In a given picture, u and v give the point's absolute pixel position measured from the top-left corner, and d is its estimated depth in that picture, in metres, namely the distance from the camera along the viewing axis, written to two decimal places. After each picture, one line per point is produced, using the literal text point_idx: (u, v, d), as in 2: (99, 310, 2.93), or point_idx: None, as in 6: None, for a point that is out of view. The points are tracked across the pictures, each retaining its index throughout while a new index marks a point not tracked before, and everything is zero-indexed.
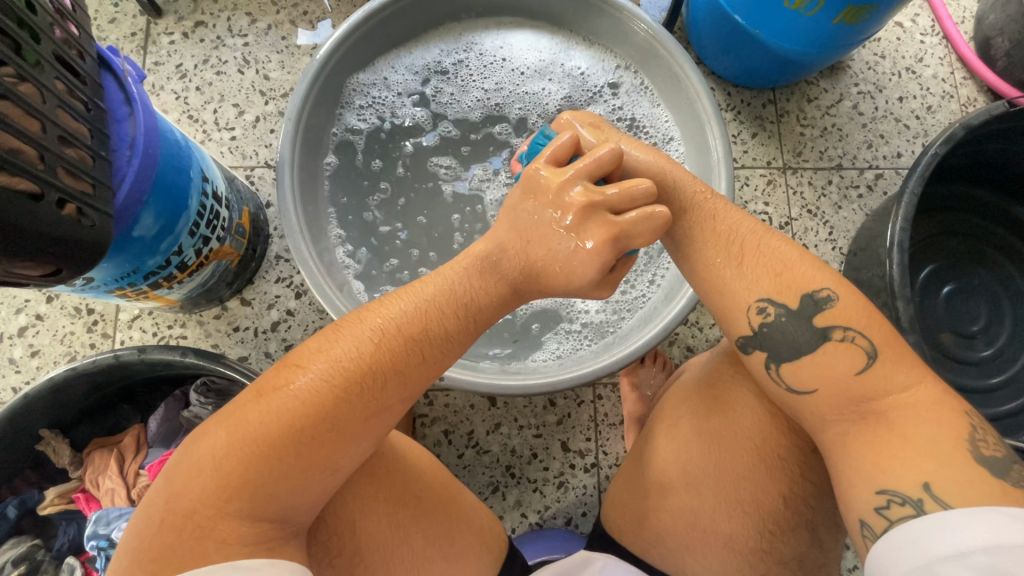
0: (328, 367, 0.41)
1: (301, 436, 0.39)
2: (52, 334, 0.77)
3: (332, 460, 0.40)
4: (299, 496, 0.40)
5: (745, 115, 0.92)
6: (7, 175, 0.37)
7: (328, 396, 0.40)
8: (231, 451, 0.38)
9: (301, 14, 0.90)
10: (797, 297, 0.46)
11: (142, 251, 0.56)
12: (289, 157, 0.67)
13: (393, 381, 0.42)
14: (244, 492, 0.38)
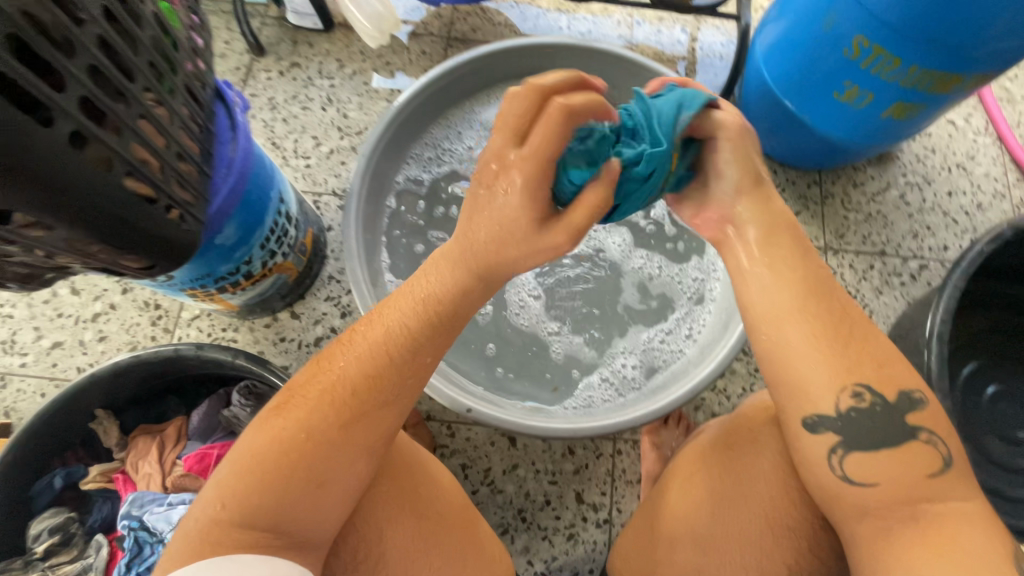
0: (312, 390, 0.45)
1: (293, 456, 0.42)
2: (121, 323, 0.85)
3: (327, 476, 0.43)
4: (291, 502, 0.42)
5: (790, 193, 0.94)
6: (137, 181, 0.43)
7: (304, 407, 0.44)
8: (229, 468, 0.43)
9: (384, 64, 1.00)
10: (893, 391, 0.46)
11: (218, 257, 0.62)
12: (357, 190, 0.74)
13: (363, 384, 0.45)
14: (237, 500, 0.41)
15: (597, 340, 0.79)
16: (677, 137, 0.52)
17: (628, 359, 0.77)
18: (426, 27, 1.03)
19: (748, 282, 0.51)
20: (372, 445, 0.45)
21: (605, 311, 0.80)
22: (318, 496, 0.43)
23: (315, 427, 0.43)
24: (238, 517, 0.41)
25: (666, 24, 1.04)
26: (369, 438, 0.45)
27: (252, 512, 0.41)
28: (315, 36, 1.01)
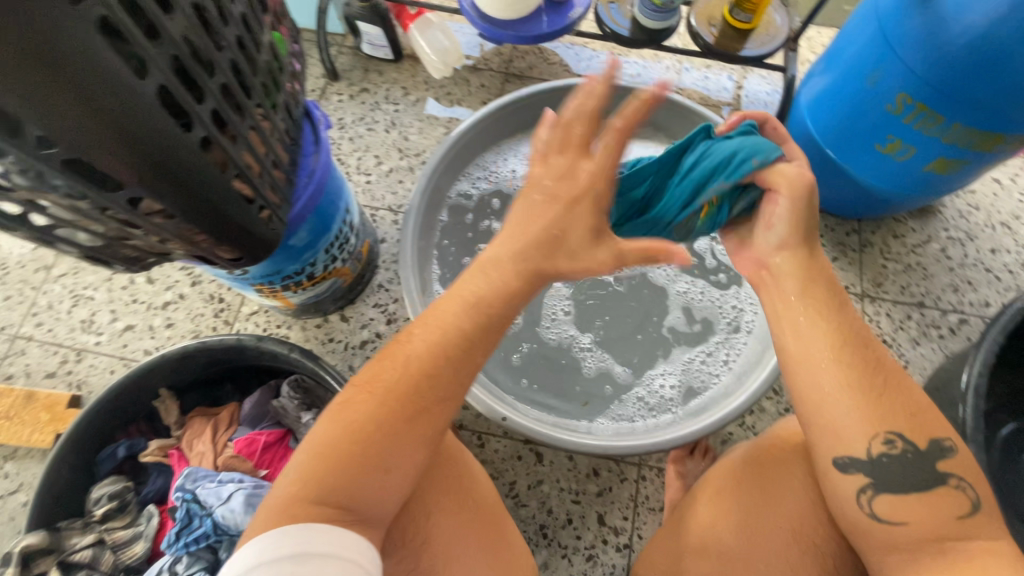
0: (377, 381, 0.49)
1: (362, 441, 0.46)
2: (187, 313, 0.92)
3: (390, 461, 0.47)
4: (361, 485, 0.45)
5: (828, 239, 0.96)
6: (242, 182, 0.49)
7: (372, 397, 0.48)
8: (307, 453, 0.46)
9: (445, 94, 1.08)
10: (925, 438, 0.47)
11: (289, 256, 0.69)
12: (415, 205, 0.80)
13: (423, 377, 0.49)
14: (314, 480, 0.45)
15: (629, 361, 0.81)
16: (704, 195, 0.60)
17: (660, 385, 0.79)
18: (487, 62, 1.11)
19: (784, 325, 0.52)
20: (430, 435, 0.49)
21: (640, 337, 0.82)
22: (382, 480, 0.46)
23: (380, 415, 0.47)
24: (311, 495, 0.44)
25: (713, 72, 1.09)
26: (429, 428, 0.49)
27: (325, 491, 0.44)
28: (385, 65, 1.10)
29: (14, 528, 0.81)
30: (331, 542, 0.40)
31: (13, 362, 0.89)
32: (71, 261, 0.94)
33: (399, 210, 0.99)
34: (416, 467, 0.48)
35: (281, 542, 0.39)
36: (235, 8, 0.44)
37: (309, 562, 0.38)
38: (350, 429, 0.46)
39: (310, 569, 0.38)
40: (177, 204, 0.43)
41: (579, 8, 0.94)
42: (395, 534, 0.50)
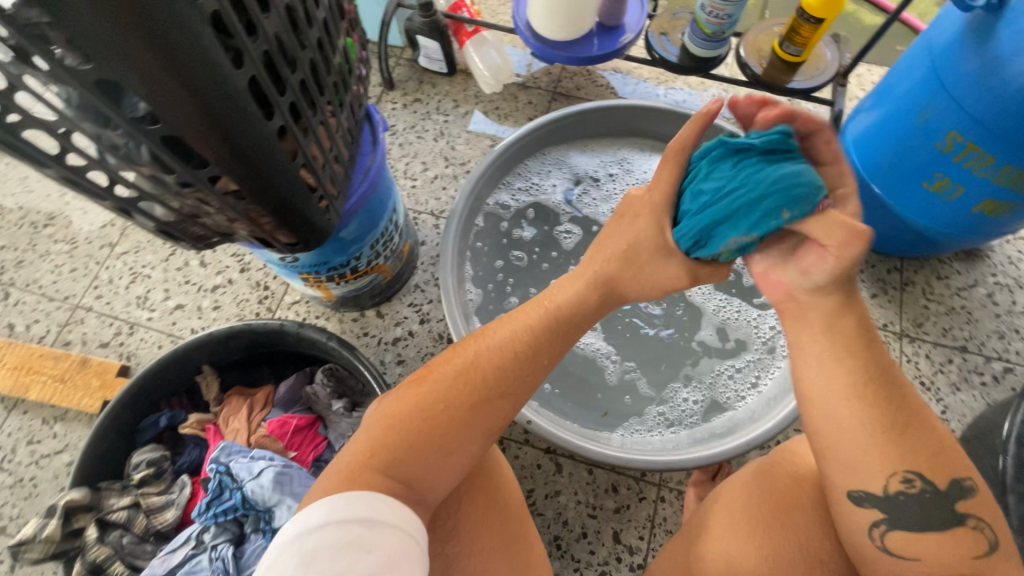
0: (449, 371, 0.53)
1: (427, 425, 0.50)
2: (234, 297, 0.96)
3: (448, 448, 0.50)
4: (424, 467, 0.49)
5: (868, 275, 0.95)
6: (308, 173, 0.53)
7: (446, 389, 0.51)
8: (379, 427, 0.50)
9: (494, 109, 1.12)
10: (947, 479, 0.46)
11: (337, 248, 0.72)
12: (459, 209, 0.83)
13: (495, 379, 0.53)
14: (384, 454, 0.49)
15: (655, 377, 0.81)
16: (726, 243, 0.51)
17: (684, 403, 0.79)
18: (536, 81, 1.14)
19: (809, 355, 0.49)
20: (488, 432, 0.52)
21: (668, 356, 0.83)
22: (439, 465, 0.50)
23: (447, 404, 0.51)
24: (376, 466, 0.48)
25: None
26: (492, 428, 0.52)
27: (387, 465, 0.48)
28: (438, 78, 1.15)
29: (56, 486, 0.85)
30: (393, 512, 0.44)
31: (71, 331, 0.95)
32: (133, 241, 1.01)
33: (441, 215, 1.03)
34: (470, 459, 0.52)
35: (349, 507, 0.43)
36: (319, 13, 0.49)
37: (375, 529, 0.42)
38: (418, 412, 0.50)
39: (376, 534, 0.42)
40: (251, 186, 0.46)
41: (630, 33, 0.97)
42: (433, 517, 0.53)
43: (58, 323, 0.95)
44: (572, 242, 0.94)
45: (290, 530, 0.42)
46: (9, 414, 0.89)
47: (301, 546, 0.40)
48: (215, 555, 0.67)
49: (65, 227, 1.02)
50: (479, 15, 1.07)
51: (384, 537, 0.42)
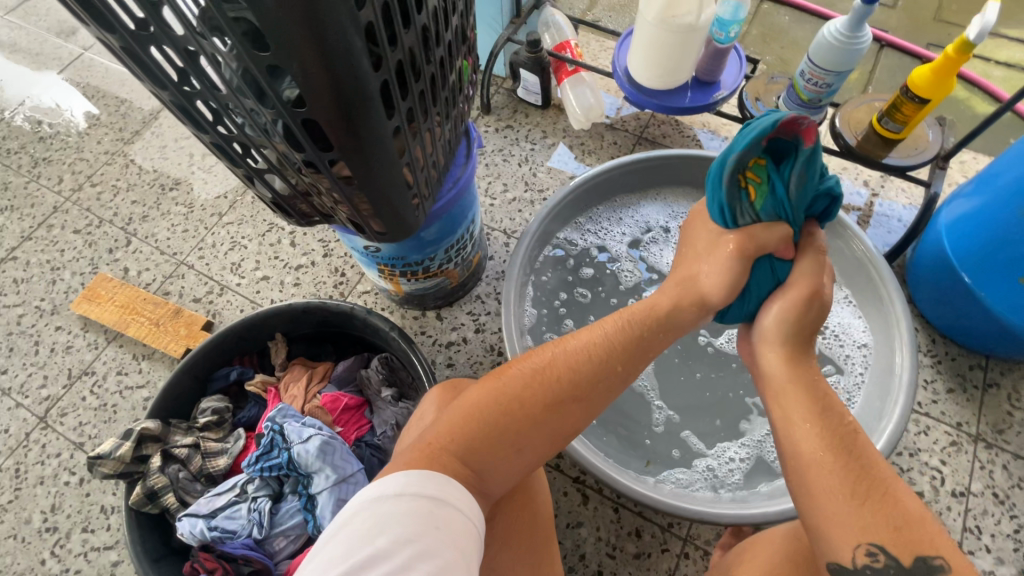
0: (530, 370, 0.55)
1: (507, 420, 0.53)
2: (313, 278, 1.05)
3: (521, 443, 0.53)
4: (492, 460, 0.52)
5: (945, 367, 0.89)
6: (410, 173, 0.59)
7: (521, 387, 0.54)
8: (456, 416, 0.53)
9: (579, 144, 1.18)
10: (909, 555, 0.43)
11: (416, 246, 0.78)
12: (533, 230, 0.87)
13: (568, 382, 0.55)
14: (460, 442, 0.52)
15: (702, 428, 0.80)
16: (743, 211, 0.60)
17: (732, 463, 0.77)
18: (624, 123, 1.19)
19: (776, 408, 0.53)
20: (555, 436, 0.55)
21: (718, 411, 0.81)
22: (511, 459, 0.53)
23: (526, 403, 0.54)
24: (459, 453, 0.51)
25: (848, 174, 1.08)
26: (558, 429, 0.55)
27: (465, 452, 0.51)
28: (532, 109, 1.22)
29: (132, 417, 0.95)
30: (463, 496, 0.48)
31: (172, 283, 1.06)
32: (238, 214, 1.12)
33: (512, 234, 1.07)
34: (534, 458, 0.55)
35: (423, 483, 0.46)
36: (446, 35, 0.55)
37: (445, 509, 0.45)
38: (499, 406, 0.53)
39: (445, 514, 0.45)
40: (361, 173, 0.52)
41: (725, 90, 1.00)
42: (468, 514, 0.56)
43: (163, 274, 1.07)
44: (628, 285, 0.96)
45: (365, 494, 0.45)
46: (108, 344, 1.01)
47: (376, 509, 0.44)
48: (254, 506, 0.72)
49: (186, 193, 1.16)
50: (581, 56, 1.13)
51: (452, 518, 0.45)
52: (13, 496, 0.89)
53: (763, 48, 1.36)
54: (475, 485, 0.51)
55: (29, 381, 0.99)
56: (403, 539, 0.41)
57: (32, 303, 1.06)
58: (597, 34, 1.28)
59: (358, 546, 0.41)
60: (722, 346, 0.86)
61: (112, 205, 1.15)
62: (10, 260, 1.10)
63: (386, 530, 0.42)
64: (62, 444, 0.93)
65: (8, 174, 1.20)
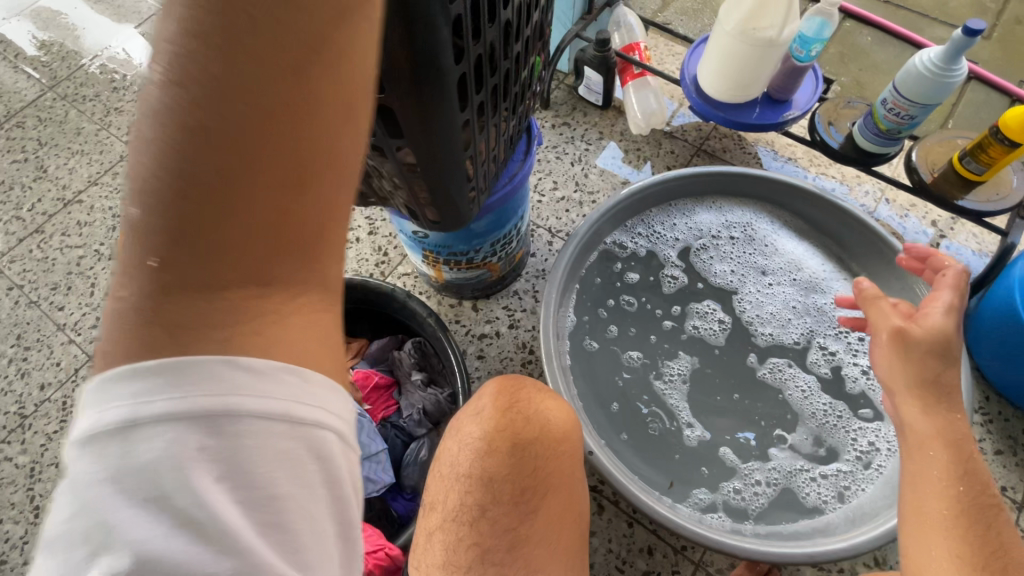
0: (164, 82, 0.25)
1: (197, 171, 0.25)
2: (356, 253, 1.06)
3: (276, 167, 0.26)
4: (265, 242, 0.28)
5: (996, 427, 0.84)
6: (472, 168, 0.59)
7: (181, 113, 0.25)
8: (139, 232, 0.26)
9: (635, 149, 1.15)
10: None
11: (464, 237, 0.78)
12: (582, 234, 0.85)
13: (264, 41, 0.25)
14: (171, 267, 0.26)
15: (735, 446, 0.78)
16: None
17: (757, 488, 0.75)
18: (683, 133, 1.16)
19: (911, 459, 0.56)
20: (327, 94, 0.27)
21: (750, 440, 0.79)
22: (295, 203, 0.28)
23: (194, 109, 0.25)
24: (151, 319, 0.26)
25: (916, 212, 1.03)
26: (338, 127, 0.28)
27: (166, 294, 0.27)
28: (591, 108, 1.20)
29: None
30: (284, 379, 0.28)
31: None
32: None
33: (557, 234, 1.06)
34: (346, 159, 0.30)
35: (176, 396, 0.26)
36: (526, 32, 0.54)
37: (219, 439, 0.26)
38: (156, 174, 0.25)
39: (230, 442, 0.27)
40: (425, 161, 0.52)
41: (796, 111, 0.96)
42: (492, 511, 0.54)
43: None
44: (670, 292, 0.90)
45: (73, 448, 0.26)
46: None
47: (95, 481, 0.25)
48: None
49: None
50: (649, 60, 1.11)
51: (269, 440, 0.27)
52: (58, 427, 0.94)
53: (839, 68, 1.30)
54: (269, 302, 0.29)
55: (83, 321, 1.03)
56: (179, 528, 0.26)
57: (91, 247, 1.11)
58: (667, 38, 1.25)
59: (101, 543, 0.25)
60: (763, 377, 0.83)
61: None
62: (76, 203, 1.16)
63: (166, 505, 0.26)
64: None
65: (82, 119, 1.25)
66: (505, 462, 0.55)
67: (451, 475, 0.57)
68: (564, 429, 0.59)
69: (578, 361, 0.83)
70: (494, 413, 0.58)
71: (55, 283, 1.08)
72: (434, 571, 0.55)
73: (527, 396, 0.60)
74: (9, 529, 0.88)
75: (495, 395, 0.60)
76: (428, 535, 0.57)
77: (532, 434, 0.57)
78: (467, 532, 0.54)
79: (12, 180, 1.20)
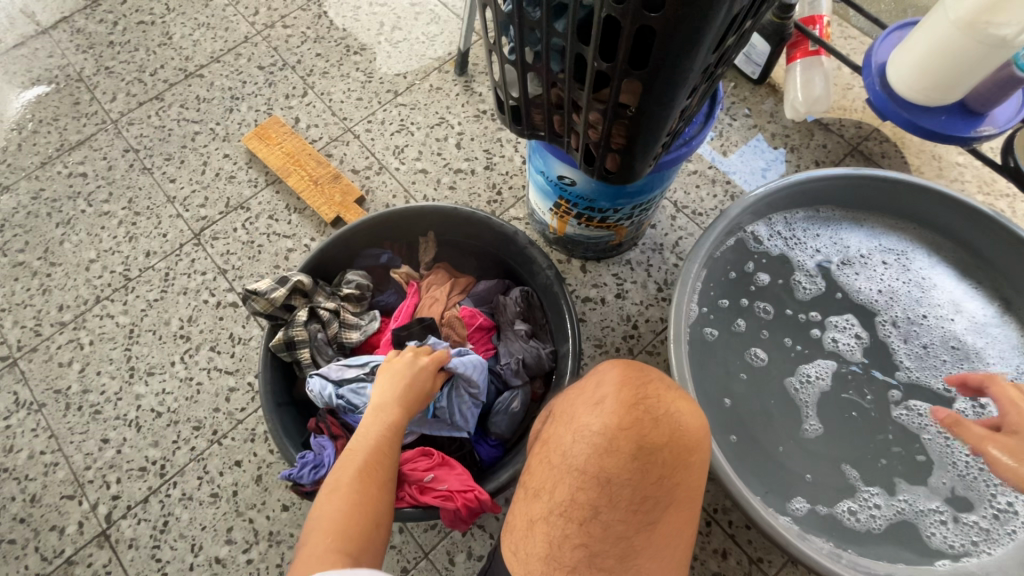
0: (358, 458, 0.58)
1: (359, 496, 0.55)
2: (469, 186, 1.02)
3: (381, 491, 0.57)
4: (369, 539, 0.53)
5: None
6: (673, 123, 0.53)
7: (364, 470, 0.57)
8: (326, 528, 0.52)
9: (783, 135, 1.05)
10: None
11: (612, 194, 0.73)
12: (731, 216, 0.78)
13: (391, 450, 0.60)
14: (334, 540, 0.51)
15: (864, 468, 0.75)
16: None
17: (874, 510, 0.73)
18: (840, 127, 1.05)
19: None
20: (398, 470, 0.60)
21: (868, 472, 0.75)
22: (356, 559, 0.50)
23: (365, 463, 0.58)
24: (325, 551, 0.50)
25: None
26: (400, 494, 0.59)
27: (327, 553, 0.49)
28: (742, 80, 1.10)
29: (273, 262, 0.98)
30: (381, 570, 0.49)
31: (336, 147, 1.06)
32: (413, 98, 1.09)
33: (682, 209, 0.99)
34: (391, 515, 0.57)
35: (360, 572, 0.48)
36: None
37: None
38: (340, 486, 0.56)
39: None
40: (644, 104, 0.46)
41: (993, 127, 0.85)
42: (598, 514, 0.49)
43: (330, 136, 1.07)
44: (803, 299, 0.84)
45: None
46: (266, 186, 1.03)
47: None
48: None
49: (369, 60, 1.13)
50: (827, 38, 0.99)
51: None
52: (159, 295, 0.96)
53: None
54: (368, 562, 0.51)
55: (192, 197, 1.03)
56: None
57: (208, 125, 1.09)
58: (840, 17, 1.11)
59: None
60: (897, 417, 0.78)
61: (298, 51, 1.15)
62: (197, 76, 1.13)
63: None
64: (208, 265, 0.98)
65: None
66: (626, 466, 0.49)
67: (562, 465, 0.52)
68: (696, 438, 0.52)
69: (697, 347, 0.80)
70: (618, 406, 0.51)
71: (169, 154, 1.07)
72: (534, 562, 0.52)
73: (656, 392, 0.53)
74: (106, 382, 0.90)
75: (619, 385, 0.53)
76: (530, 522, 0.54)
77: (662, 438, 0.50)
78: (577, 532, 0.50)
79: (137, 41, 1.17)
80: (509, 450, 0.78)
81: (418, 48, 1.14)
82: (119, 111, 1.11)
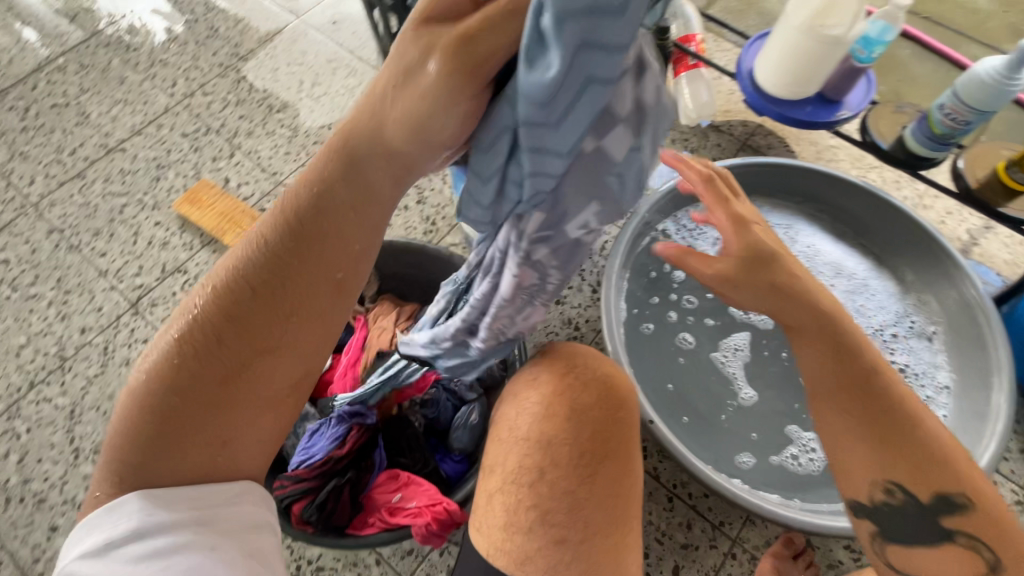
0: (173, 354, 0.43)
1: (169, 411, 0.42)
2: (404, 221, 1.07)
3: (209, 402, 0.43)
4: (188, 455, 0.43)
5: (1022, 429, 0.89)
6: None
7: (179, 371, 0.42)
8: (128, 436, 0.43)
9: (682, 140, 1.17)
10: (930, 492, 0.51)
11: None
12: (641, 213, 0.87)
13: (227, 337, 0.43)
14: (138, 454, 0.43)
15: (798, 421, 0.82)
16: None
17: (812, 455, 0.80)
18: (729, 127, 1.18)
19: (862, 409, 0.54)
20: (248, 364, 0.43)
21: (799, 422, 0.82)
22: (177, 475, 0.43)
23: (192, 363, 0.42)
24: (129, 470, 0.43)
25: (952, 220, 1.07)
26: (257, 395, 0.44)
27: (131, 472, 0.43)
28: None
29: None
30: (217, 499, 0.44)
31: (269, 200, 1.09)
32: None
33: None
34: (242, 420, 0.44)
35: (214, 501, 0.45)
36: None
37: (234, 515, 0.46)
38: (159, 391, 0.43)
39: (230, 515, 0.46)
40: None
41: (849, 111, 0.98)
42: (546, 472, 0.54)
43: (261, 191, 1.10)
44: None
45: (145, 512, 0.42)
46: (202, 247, 1.04)
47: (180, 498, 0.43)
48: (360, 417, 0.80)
49: (292, 117, 1.18)
50: (702, 53, 1.13)
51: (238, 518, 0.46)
52: (100, 370, 0.93)
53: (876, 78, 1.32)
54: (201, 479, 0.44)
55: (125, 268, 1.02)
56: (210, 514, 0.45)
57: (135, 196, 1.10)
58: (713, 34, 1.26)
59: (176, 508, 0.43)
60: None
61: (220, 116, 1.18)
62: (119, 151, 1.14)
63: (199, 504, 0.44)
64: (150, 332, 0.97)
65: (126, 69, 1.23)
66: (562, 426, 0.55)
67: (509, 438, 0.57)
68: (620, 396, 0.58)
69: (631, 336, 0.86)
70: (549, 377, 0.58)
71: (96, 229, 1.06)
72: (495, 534, 0.54)
73: (583, 361, 0.59)
74: (48, 468, 0.86)
75: (548, 362, 0.60)
76: (487, 497, 0.57)
77: (589, 399, 0.56)
78: (528, 493, 0.54)
79: (52, 124, 1.17)
80: (473, 462, 0.81)
81: (339, 101, 1.20)
82: (39, 195, 1.10)
